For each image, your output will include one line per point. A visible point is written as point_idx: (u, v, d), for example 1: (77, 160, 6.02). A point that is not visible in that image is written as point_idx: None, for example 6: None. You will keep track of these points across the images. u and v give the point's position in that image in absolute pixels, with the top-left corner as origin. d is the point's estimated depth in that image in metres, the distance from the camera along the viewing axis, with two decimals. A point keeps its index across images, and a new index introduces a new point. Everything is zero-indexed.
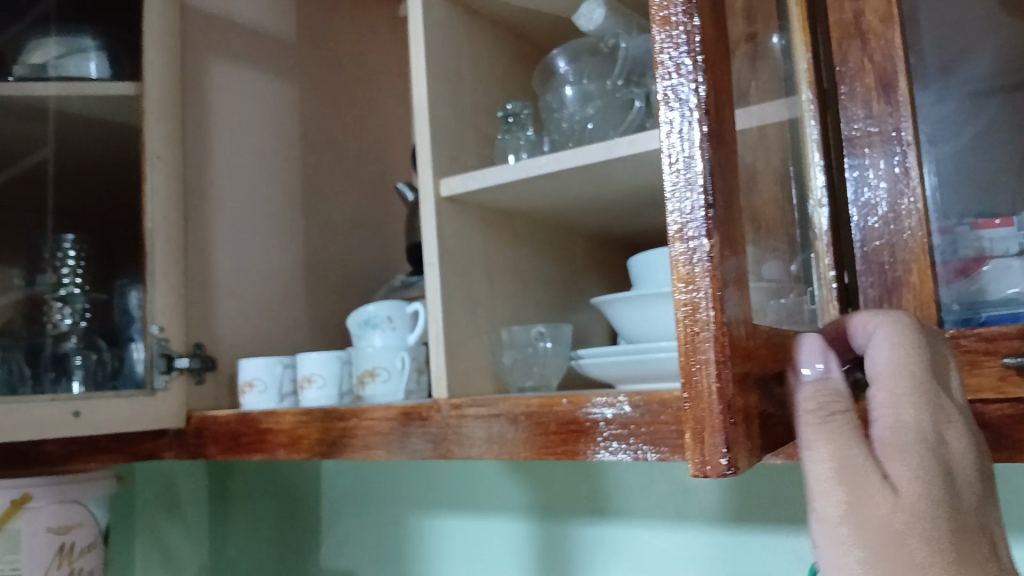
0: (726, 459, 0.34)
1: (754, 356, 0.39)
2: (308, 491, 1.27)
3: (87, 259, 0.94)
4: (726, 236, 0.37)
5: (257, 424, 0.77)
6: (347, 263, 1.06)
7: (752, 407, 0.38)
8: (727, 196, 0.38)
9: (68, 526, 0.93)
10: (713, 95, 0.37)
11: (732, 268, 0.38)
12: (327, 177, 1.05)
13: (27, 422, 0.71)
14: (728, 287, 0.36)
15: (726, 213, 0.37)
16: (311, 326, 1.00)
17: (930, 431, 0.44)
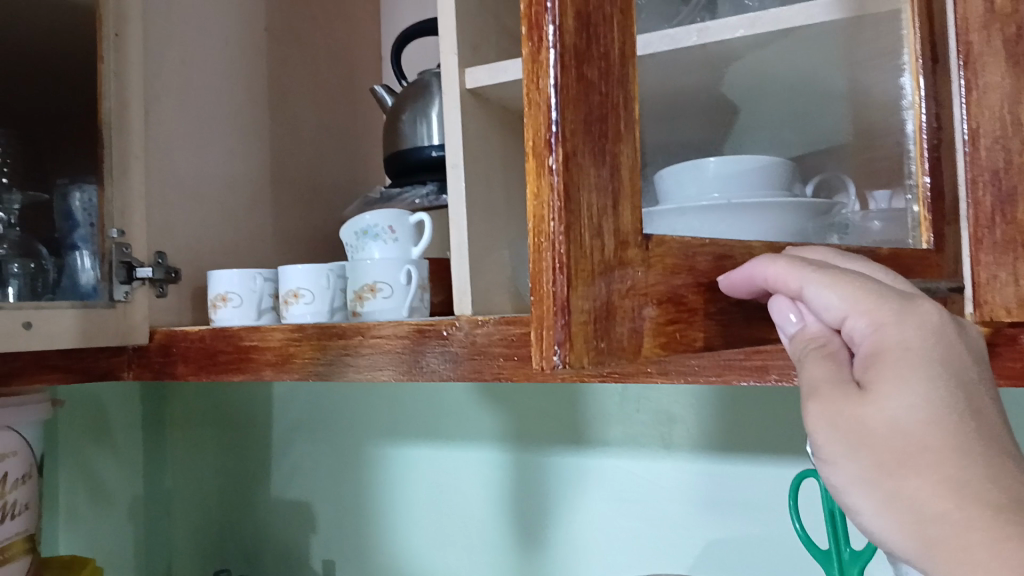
0: (558, 355, 0.34)
1: (626, 258, 0.37)
2: (257, 416, 1.20)
3: (15, 159, 0.81)
4: (587, 153, 0.35)
5: (236, 341, 0.69)
6: (316, 172, 0.97)
7: (626, 314, 0.36)
8: (592, 116, 0.35)
9: (1, 454, 0.83)
10: (572, 10, 0.34)
11: (600, 182, 0.36)
12: (294, 76, 0.95)
13: None
14: (579, 202, 0.34)
15: (591, 130, 0.35)
16: (277, 238, 0.91)
17: (912, 347, 0.38)
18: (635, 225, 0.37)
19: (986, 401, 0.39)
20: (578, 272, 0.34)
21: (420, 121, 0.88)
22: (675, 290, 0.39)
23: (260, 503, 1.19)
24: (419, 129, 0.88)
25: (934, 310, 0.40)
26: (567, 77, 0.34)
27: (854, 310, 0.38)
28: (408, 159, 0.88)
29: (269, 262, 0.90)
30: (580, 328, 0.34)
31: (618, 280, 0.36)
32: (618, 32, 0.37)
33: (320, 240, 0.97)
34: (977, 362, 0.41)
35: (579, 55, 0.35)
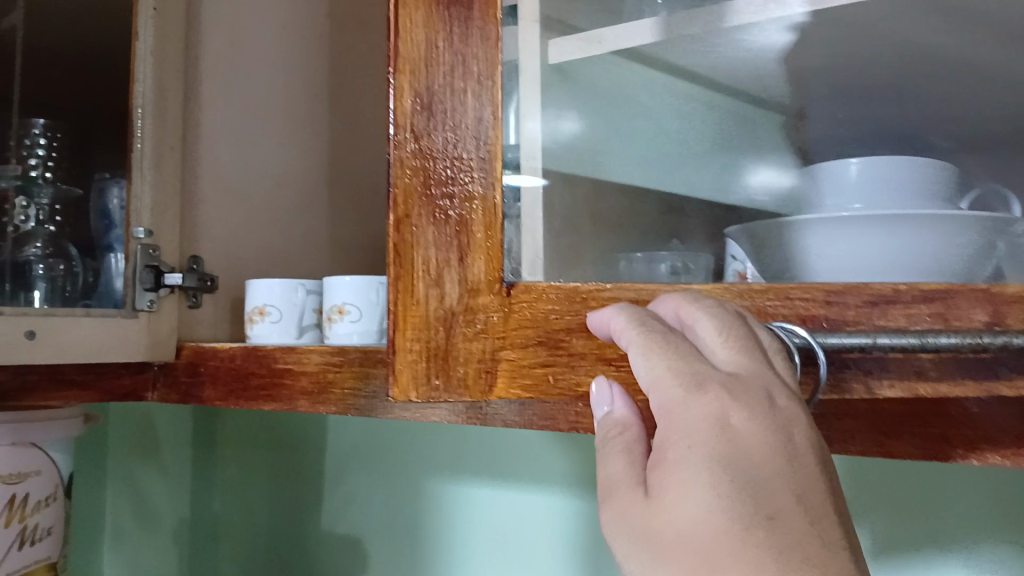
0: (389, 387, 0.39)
1: (470, 305, 0.39)
2: (310, 441, 1.10)
3: (62, 152, 0.72)
4: (427, 218, 0.38)
5: (269, 363, 0.59)
6: (378, 176, 0.87)
7: (464, 360, 0.39)
8: (434, 182, 0.38)
9: (23, 474, 0.76)
10: (415, 96, 0.38)
11: (442, 239, 0.38)
12: (357, 69, 0.85)
13: None
14: (417, 263, 0.38)
15: (435, 197, 0.38)
16: (331, 247, 0.81)
17: (695, 438, 0.32)
18: (488, 274, 0.39)
19: (799, 497, 0.32)
20: (407, 320, 0.38)
21: None
22: (548, 335, 0.39)
23: (309, 536, 1.09)
24: None
25: (743, 396, 0.34)
26: (401, 150, 0.38)
27: (653, 388, 0.35)
28: None
29: (320, 274, 0.80)
30: (408, 365, 0.38)
31: (461, 325, 0.39)
32: (477, 98, 0.39)
33: (380, 251, 0.87)
34: (809, 460, 0.33)
35: (423, 129, 0.38)
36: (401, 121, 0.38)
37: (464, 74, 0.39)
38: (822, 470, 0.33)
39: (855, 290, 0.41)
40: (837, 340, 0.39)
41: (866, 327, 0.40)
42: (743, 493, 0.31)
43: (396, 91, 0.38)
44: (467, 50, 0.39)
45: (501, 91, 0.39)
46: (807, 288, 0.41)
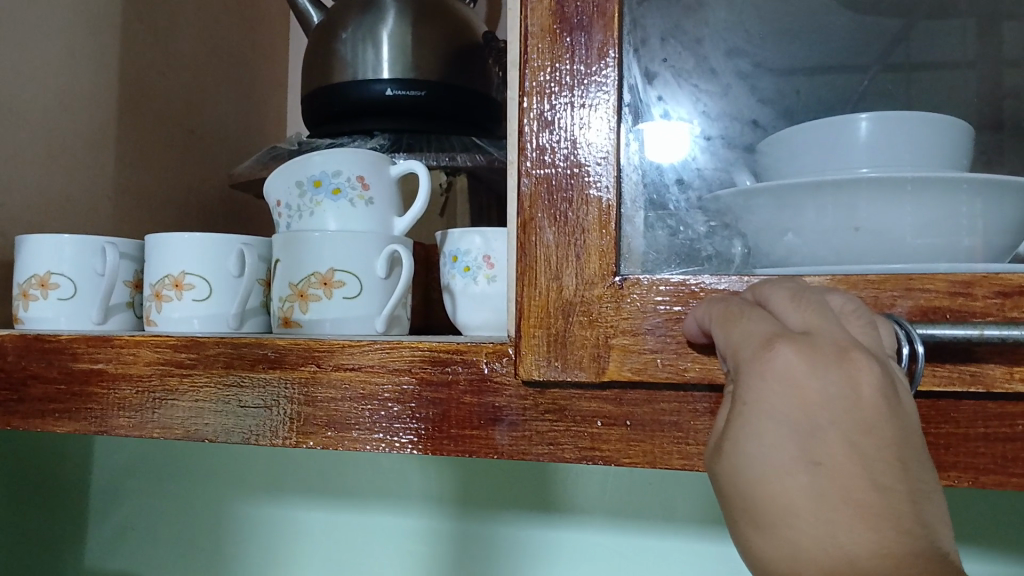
0: (494, 365, 0.33)
1: (581, 296, 0.31)
2: (70, 453, 0.77)
3: None
4: (551, 211, 0.31)
5: (65, 362, 0.39)
6: (192, 110, 0.66)
7: (578, 353, 0.31)
8: (557, 185, 0.31)
9: None
10: (552, 122, 0.31)
11: (564, 229, 0.31)
12: None
13: None
14: (539, 257, 0.31)
15: (558, 193, 0.31)
16: (131, 198, 0.59)
17: (751, 392, 0.24)
18: (603, 265, 0.31)
19: (861, 449, 0.22)
20: (529, 308, 0.31)
21: (364, 44, 0.61)
22: (660, 326, 0.30)
23: None
24: (365, 54, 0.60)
25: (809, 345, 0.24)
26: (528, 163, 0.31)
27: (727, 350, 0.26)
28: (346, 97, 0.60)
29: (114, 234, 0.58)
30: (529, 350, 0.32)
31: (576, 312, 0.31)
32: (611, 110, 0.31)
33: (193, 208, 0.66)
34: (882, 416, 0.23)
35: (548, 146, 0.31)
36: (531, 138, 0.31)
37: (599, 86, 0.31)
38: (896, 425, 0.23)
39: (987, 277, 0.28)
40: (936, 328, 0.27)
41: (996, 322, 0.28)
42: (790, 445, 0.23)
43: (525, 114, 0.31)
44: (590, 62, 0.31)
45: (623, 94, 0.31)
46: (928, 275, 0.29)
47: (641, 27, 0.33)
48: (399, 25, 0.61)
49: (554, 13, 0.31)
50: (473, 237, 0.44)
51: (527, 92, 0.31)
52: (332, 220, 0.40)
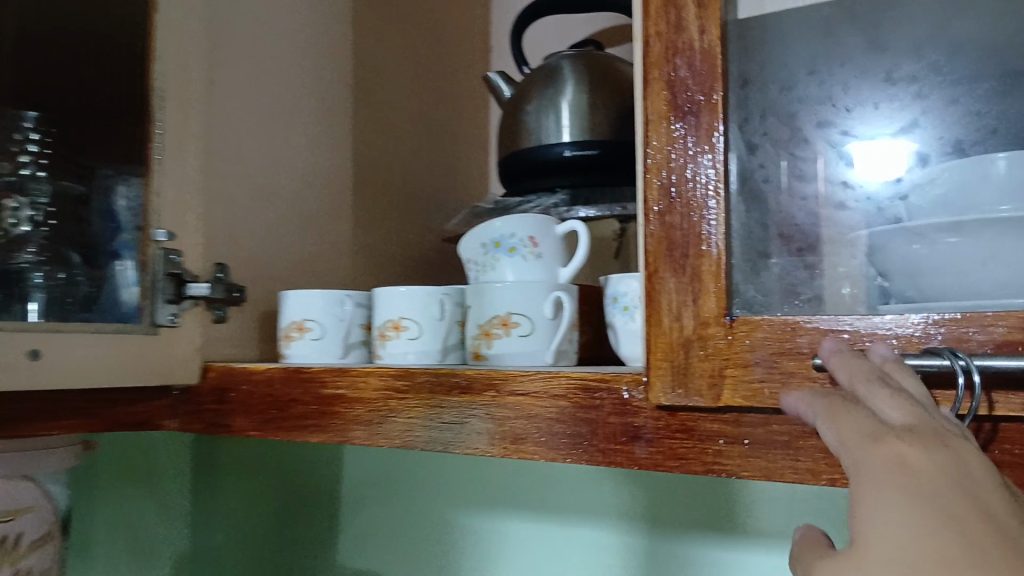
0: (631, 391, 0.40)
1: (699, 335, 0.37)
2: (321, 467, 0.94)
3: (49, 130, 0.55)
4: (671, 264, 0.38)
5: (317, 389, 0.51)
6: (409, 178, 0.79)
7: (697, 382, 0.38)
8: (675, 244, 0.38)
9: (16, 512, 0.66)
10: (670, 191, 0.38)
11: (682, 280, 0.38)
12: (387, 57, 0.77)
13: None
14: (662, 302, 0.38)
15: (677, 248, 0.38)
16: (363, 255, 0.72)
17: (876, 477, 0.27)
18: (716, 308, 0.37)
19: (981, 504, 0.26)
20: (656, 345, 0.38)
21: (546, 114, 0.71)
22: (764, 358, 0.36)
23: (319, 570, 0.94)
24: (544, 124, 0.71)
25: (910, 435, 0.28)
26: (651, 225, 0.39)
27: (841, 449, 0.30)
28: (535, 159, 0.70)
29: (352, 285, 0.71)
30: (658, 378, 0.39)
31: (694, 348, 0.38)
32: (718, 178, 0.37)
33: (413, 260, 0.78)
34: (989, 480, 0.27)
35: (668, 210, 0.38)
36: (654, 205, 0.39)
37: (707, 159, 0.37)
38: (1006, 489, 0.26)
39: None
40: (1000, 359, 0.31)
41: None
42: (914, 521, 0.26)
43: (649, 185, 0.39)
44: (699, 141, 0.37)
45: (730, 164, 0.37)
46: (1004, 311, 0.32)
47: (744, 106, 0.39)
48: (576, 95, 0.70)
49: (668, 104, 0.38)
50: (630, 280, 0.51)
51: (649, 166, 0.39)
52: (512, 271, 0.50)
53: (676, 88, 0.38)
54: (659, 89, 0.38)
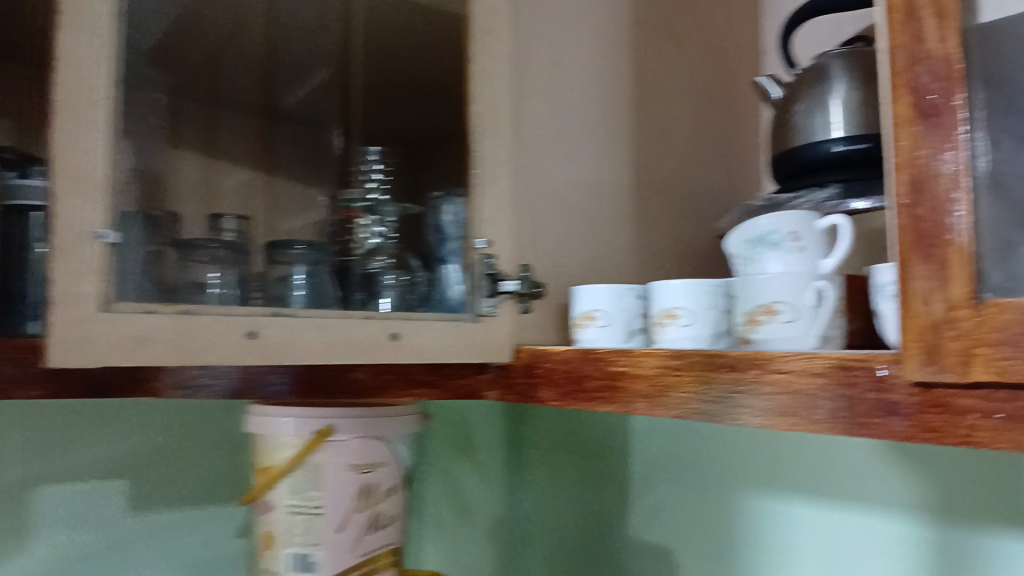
0: (885, 368, 0.44)
1: (949, 316, 0.40)
2: (616, 447, 1.02)
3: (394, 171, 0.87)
4: (919, 253, 0.42)
5: (605, 367, 0.59)
6: (691, 183, 0.85)
7: (944, 359, 0.41)
8: (922, 236, 0.41)
9: (373, 465, 0.84)
10: (916, 187, 0.42)
11: (930, 268, 0.41)
12: (668, 73, 0.84)
13: (347, 346, 0.57)
14: (912, 288, 0.42)
15: (924, 238, 0.41)
16: (647, 255, 0.79)
17: None
18: (965, 291, 0.40)
19: None
20: (909, 328, 0.42)
21: (817, 113, 0.74)
22: (1016, 337, 0.38)
23: (614, 536, 1.03)
24: (813, 123, 0.74)
25: None
26: (902, 218, 0.42)
27: None
28: (806, 156, 0.74)
29: (641, 281, 0.79)
30: (911, 357, 0.42)
31: (945, 330, 0.41)
32: (964, 171, 0.40)
33: (693, 258, 0.84)
34: None
35: (918, 203, 0.41)
36: (903, 201, 0.42)
37: (953, 155, 0.40)
38: None
39: None
40: None
41: None
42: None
43: (897, 182, 0.42)
44: (945, 139, 0.40)
45: (977, 157, 0.40)
46: None
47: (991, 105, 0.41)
48: (849, 92, 0.72)
49: (913, 107, 0.42)
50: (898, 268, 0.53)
51: (899, 165, 0.42)
52: (777, 263, 0.55)
53: (922, 92, 0.41)
54: (904, 94, 0.42)
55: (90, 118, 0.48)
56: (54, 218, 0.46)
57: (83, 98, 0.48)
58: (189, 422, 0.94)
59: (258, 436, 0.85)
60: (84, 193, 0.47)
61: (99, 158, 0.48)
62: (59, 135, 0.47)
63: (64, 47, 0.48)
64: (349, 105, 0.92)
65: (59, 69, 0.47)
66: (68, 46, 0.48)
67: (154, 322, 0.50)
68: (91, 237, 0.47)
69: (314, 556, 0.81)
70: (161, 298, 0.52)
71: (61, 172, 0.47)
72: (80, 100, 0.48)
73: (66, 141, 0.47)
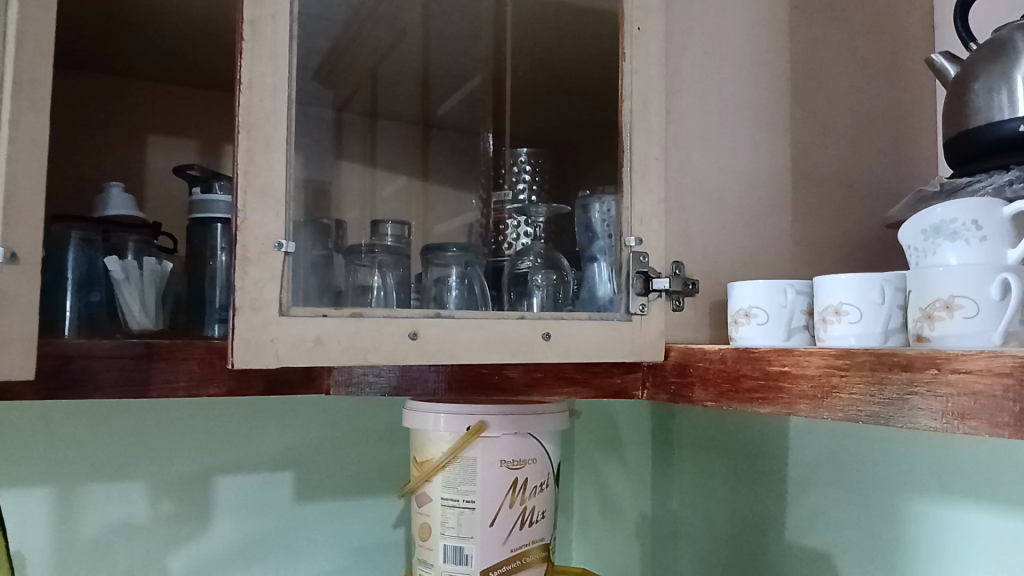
0: None
1: None
2: (773, 448, 0.99)
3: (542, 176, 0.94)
4: None
5: (764, 366, 0.57)
6: (855, 172, 0.81)
7: None
8: None
9: (524, 461, 0.85)
10: None
11: None
12: (829, 61, 0.81)
13: (500, 343, 0.59)
14: None
15: None
16: (803, 248, 0.76)
17: None
18: None
19: None
20: None
21: (999, 90, 0.68)
22: None
23: (772, 543, 0.99)
24: (994, 101, 0.69)
25: None
26: None
27: None
28: (984, 138, 0.69)
29: (799, 275, 0.76)
30: None
31: None
32: None
33: (857, 250, 0.80)
34: None
35: None
36: None
37: None
38: None
39: None
40: None
41: None
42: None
43: None
44: None
45: None
46: None
47: None
48: None
49: None
50: None
51: None
52: (955, 256, 0.52)
53: None
54: None
55: (272, 139, 0.53)
56: (242, 231, 0.51)
57: (267, 120, 0.53)
58: (355, 417, 1.00)
59: (415, 431, 0.88)
60: (268, 208, 0.52)
61: (281, 176, 0.53)
62: (245, 155, 0.52)
63: (249, 74, 0.52)
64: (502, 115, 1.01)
65: (245, 94, 0.52)
66: (253, 74, 0.52)
67: (328, 325, 0.54)
68: (274, 248, 0.52)
69: (468, 549, 0.83)
70: (334, 301, 0.56)
71: (248, 190, 0.52)
72: (263, 122, 0.52)
73: (254, 162, 0.52)
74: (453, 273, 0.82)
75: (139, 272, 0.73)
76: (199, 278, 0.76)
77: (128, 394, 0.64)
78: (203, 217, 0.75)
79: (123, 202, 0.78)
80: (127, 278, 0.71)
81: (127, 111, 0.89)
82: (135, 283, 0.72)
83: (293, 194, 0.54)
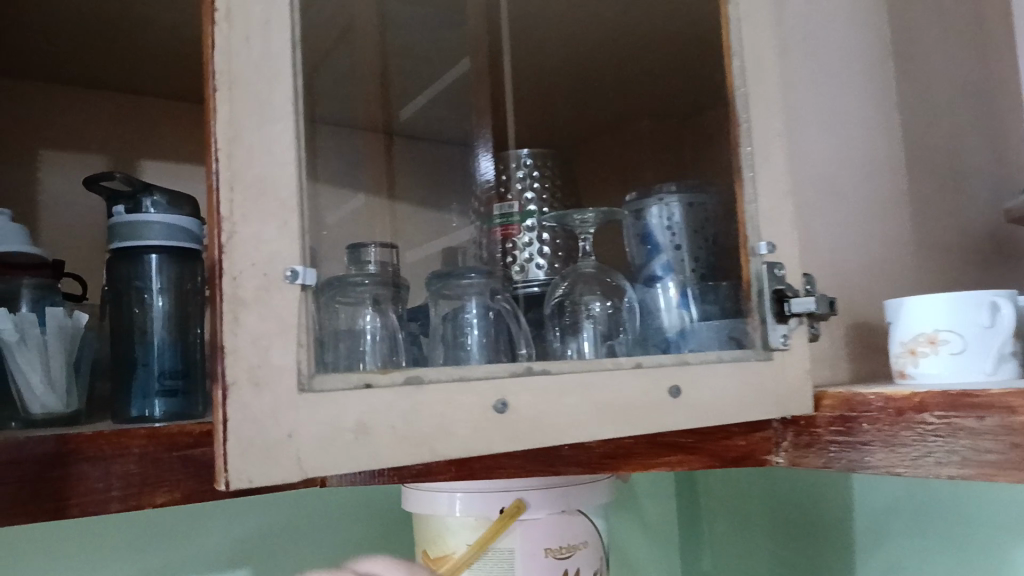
0: None
1: None
2: (829, 496, 0.81)
3: (553, 180, 0.74)
4: None
5: (1003, 417, 0.41)
6: (962, 155, 0.66)
7: None
8: None
9: (572, 547, 0.66)
10: None
11: None
12: (922, 22, 0.66)
13: (615, 408, 0.40)
14: None
15: None
16: (921, 248, 0.61)
17: None
18: None
19: None
20: None
21: None
22: None
23: None
24: None
25: None
26: None
27: None
28: None
29: (921, 284, 0.60)
30: None
31: None
32: None
33: (972, 249, 0.65)
34: None
35: None
36: None
37: None
38: None
39: None
40: None
41: None
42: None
43: None
44: None
45: None
46: None
47: None
48: None
49: None
50: None
51: None
52: None
53: None
54: None
55: (270, 103, 0.32)
56: (228, 250, 0.31)
57: (261, 73, 0.32)
58: (336, 495, 0.78)
59: (423, 518, 0.67)
60: (270, 214, 0.32)
61: (289, 163, 0.33)
62: (229, 127, 0.31)
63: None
64: (500, 117, 0.79)
65: (220, 28, 0.31)
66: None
67: (369, 399, 0.34)
68: (283, 277, 0.32)
69: None
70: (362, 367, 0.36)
71: (238, 185, 0.31)
72: (254, 76, 0.32)
73: (241, 139, 0.31)
74: (470, 306, 0.59)
75: (40, 329, 0.49)
76: (124, 334, 0.51)
77: (38, 520, 0.40)
78: (127, 248, 0.49)
79: (12, 234, 0.53)
80: (23, 341, 0.48)
81: (5, 116, 0.64)
82: (38, 346, 0.48)
83: (305, 194, 0.34)
